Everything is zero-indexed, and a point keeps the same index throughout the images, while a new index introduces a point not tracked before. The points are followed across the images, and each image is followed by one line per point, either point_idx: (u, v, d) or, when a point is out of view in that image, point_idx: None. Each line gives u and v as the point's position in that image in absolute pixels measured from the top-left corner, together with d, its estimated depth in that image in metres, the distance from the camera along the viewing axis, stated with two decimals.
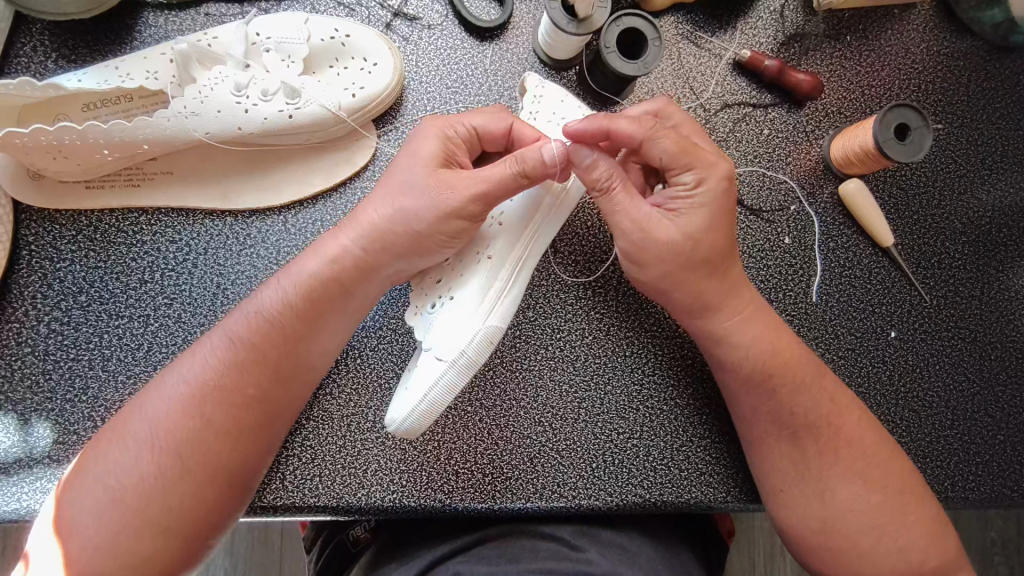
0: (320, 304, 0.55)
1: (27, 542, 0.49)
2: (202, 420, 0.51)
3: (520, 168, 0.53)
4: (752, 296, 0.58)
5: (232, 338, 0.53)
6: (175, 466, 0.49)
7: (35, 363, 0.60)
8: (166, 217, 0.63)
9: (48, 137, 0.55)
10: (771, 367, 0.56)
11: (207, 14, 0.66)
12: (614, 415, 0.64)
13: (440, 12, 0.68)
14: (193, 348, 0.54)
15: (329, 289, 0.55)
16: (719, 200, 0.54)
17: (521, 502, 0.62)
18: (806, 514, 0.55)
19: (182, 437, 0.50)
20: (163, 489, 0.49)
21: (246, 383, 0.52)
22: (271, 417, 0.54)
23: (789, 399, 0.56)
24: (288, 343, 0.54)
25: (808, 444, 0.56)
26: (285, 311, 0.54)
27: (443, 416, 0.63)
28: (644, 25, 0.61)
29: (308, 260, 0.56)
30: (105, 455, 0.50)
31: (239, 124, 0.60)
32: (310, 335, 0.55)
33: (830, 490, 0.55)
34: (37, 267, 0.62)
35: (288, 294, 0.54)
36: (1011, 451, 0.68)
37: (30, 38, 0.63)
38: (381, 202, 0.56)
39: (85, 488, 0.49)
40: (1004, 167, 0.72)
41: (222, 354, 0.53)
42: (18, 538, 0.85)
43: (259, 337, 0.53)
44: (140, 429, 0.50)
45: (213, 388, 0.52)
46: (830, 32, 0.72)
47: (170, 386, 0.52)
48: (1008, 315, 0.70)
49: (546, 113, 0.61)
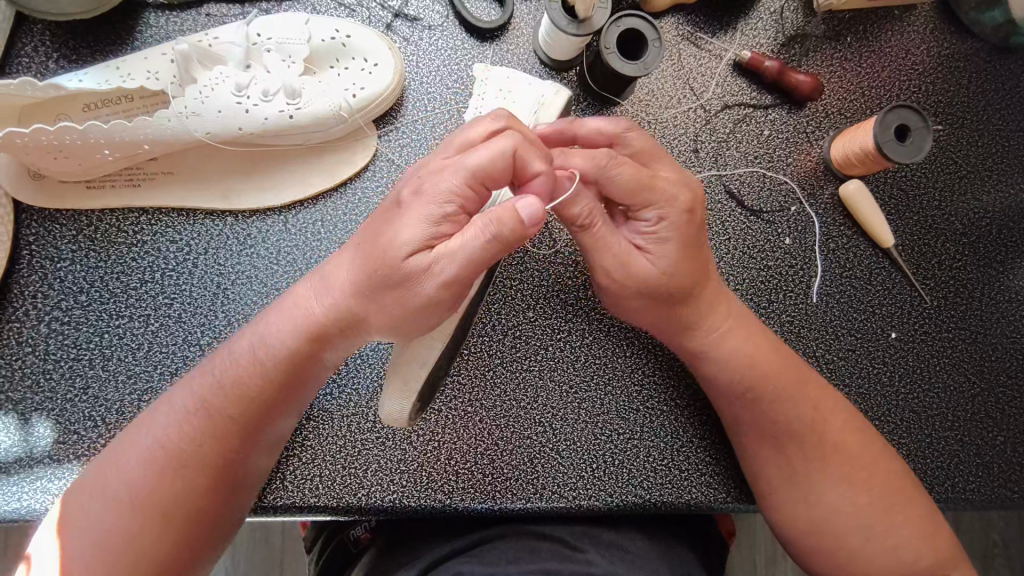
0: (294, 359, 0.52)
1: (31, 543, 0.49)
2: (179, 477, 0.50)
3: (496, 232, 0.47)
4: (728, 307, 0.58)
5: (205, 394, 0.51)
6: (154, 522, 0.49)
7: (35, 363, 0.60)
8: (166, 217, 0.63)
9: (48, 137, 0.55)
10: (751, 378, 0.56)
11: (208, 14, 0.66)
12: (614, 418, 0.64)
13: (441, 12, 0.68)
14: (164, 403, 0.52)
15: (303, 349, 0.52)
16: (685, 234, 0.54)
17: (521, 502, 0.62)
18: (802, 514, 0.55)
19: (160, 495, 0.49)
20: (146, 547, 0.48)
21: (222, 440, 0.51)
22: (248, 471, 0.53)
23: (780, 401, 0.56)
24: (261, 401, 0.52)
25: (798, 450, 0.56)
26: (263, 373, 0.52)
27: (443, 416, 0.63)
28: (644, 26, 0.61)
29: (282, 315, 0.53)
30: (84, 504, 0.49)
31: (241, 124, 0.60)
32: (284, 391, 0.52)
33: (824, 487, 0.55)
34: (38, 267, 0.62)
35: (260, 350, 0.52)
36: (1012, 453, 0.68)
37: (31, 38, 0.63)
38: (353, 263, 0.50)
39: (67, 534, 0.48)
40: (1004, 169, 0.72)
41: (199, 414, 0.51)
42: (18, 538, 0.85)
43: (235, 395, 0.51)
44: (114, 484, 0.49)
45: (189, 446, 0.50)
46: (830, 33, 0.72)
47: (146, 441, 0.50)
48: (1007, 316, 0.70)
49: (491, 92, 0.65)
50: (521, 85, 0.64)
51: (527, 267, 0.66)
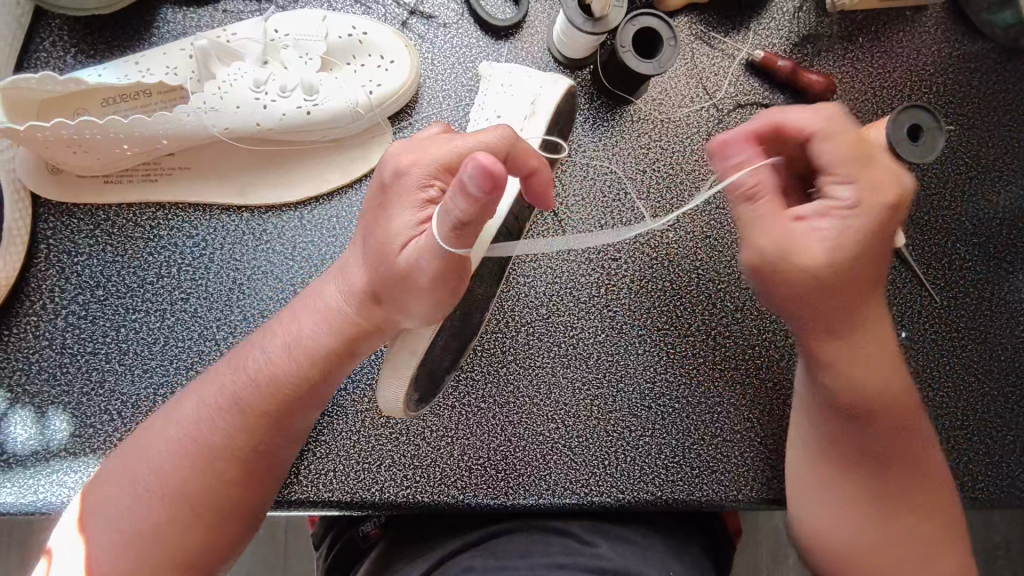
0: (322, 352, 0.51)
1: (52, 539, 0.50)
2: (207, 468, 0.50)
3: (450, 223, 0.41)
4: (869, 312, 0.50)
5: (232, 388, 0.51)
6: (183, 512, 0.49)
7: (52, 356, 0.61)
8: (182, 213, 0.64)
9: (68, 131, 0.55)
10: (875, 404, 0.50)
11: (224, 10, 0.66)
12: (626, 415, 0.65)
13: (456, 10, 0.69)
14: (191, 395, 0.52)
15: (331, 344, 0.51)
16: (876, 225, 0.46)
17: (534, 499, 0.62)
18: (861, 526, 0.50)
19: (190, 485, 0.49)
20: (174, 537, 0.48)
21: (249, 431, 0.51)
22: (275, 462, 0.53)
23: (879, 436, 0.51)
24: (285, 395, 0.51)
25: (892, 475, 0.51)
26: (288, 367, 0.51)
27: (455, 412, 0.63)
28: (658, 24, 0.61)
29: (307, 310, 0.52)
30: (110, 493, 0.49)
31: (258, 120, 0.60)
32: (312, 387, 0.52)
33: (892, 510, 0.50)
34: (55, 261, 0.62)
35: (287, 344, 0.51)
36: (1020, 453, 0.68)
37: (49, 33, 0.63)
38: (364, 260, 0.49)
39: (95, 525, 0.49)
40: (1014, 170, 0.72)
41: (227, 407, 0.51)
42: (27, 534, 0.85)
43: (259, 388, 0.51)
44: (144, 474, 0.49)
45: (219, 437, 0.50)
46: (843, 34, 0.72)
47: (175, 433, 0.51)
48: (1016, 316, 0.71)
49: (494, 89, 0.63)
50: (524, 81, 0.62)
51: (540, 264, 0.67)
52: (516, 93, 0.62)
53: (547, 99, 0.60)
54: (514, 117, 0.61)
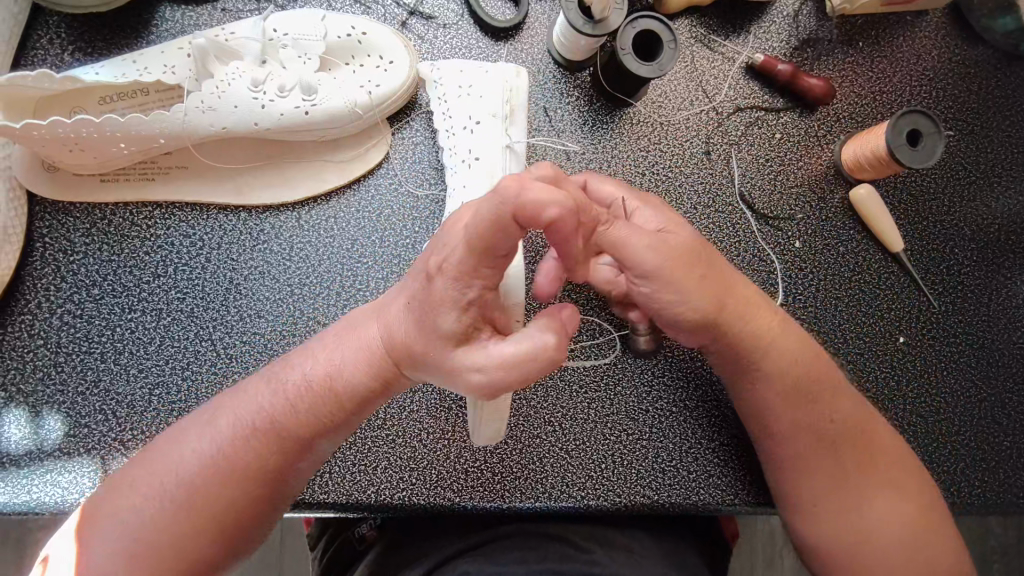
0: (355, 384, 0.49)
1: (49, 544, 0.50)
2: (232, 488, 0.49)
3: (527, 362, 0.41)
4: (768, 315, 0.56)
5: (270, 409, 0.50)
6: (200, 526, 0.48)
7: (47, 355, 0.60)
8: (180, 212, 0.63)
9: (64, 129, 0.55)
10: (800, 388, 0.56)
11: (223, 9, 0.66)
12: (624, 418, 0.64)
13: (455, 11, 0.68)
14: (224, 409, 0.51)
15: (364, 380, 0.49)
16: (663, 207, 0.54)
17: (531, 502, 0.62)
18: (836, 515, 0.55)
19: (216, 501, 0.49)
20: (187, 549, 0.48)
21: (278, 455, 0.50)
22: (298, 481, 0.52)
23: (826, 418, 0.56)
24: (324, 420, 0.50)
25: (848, 453, 0.56)
26: (323, 397, 0.50)
27: (452, 415, 0.63)
28: (660, 28, 0.61)
29: (343, 343, 0.51)
30: (121, 497, 0.49)
31: (255, 120, 0.60)
32: (343, 417, 0.51)
33: (865, 494, 0.55)
34: (50, 259, 0.62)
35: (330, 372, 0.50)
36: (1017, 458, 0.68)
37: (47, 30, 0.63)
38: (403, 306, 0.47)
39: (103, 528, 0.48)
40: (1013, 175, 0.72)
41: (255, 427, 0.50)
42: (20, 531, 0.85)
43: (299, 415, 0.50)
44: (168, 486, 0.49)
45: (246, 458, 0.49)
46: (843, 38, 0.72)
47: (201, 446, 0.50)
48: (1014, 322, 0.71)
49: (451, 91, 0.61)
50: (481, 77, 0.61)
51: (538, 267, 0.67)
52: (478, 94, 0.61)
53: (512, 94, 0.61)
54: (487, 118, 0.60)
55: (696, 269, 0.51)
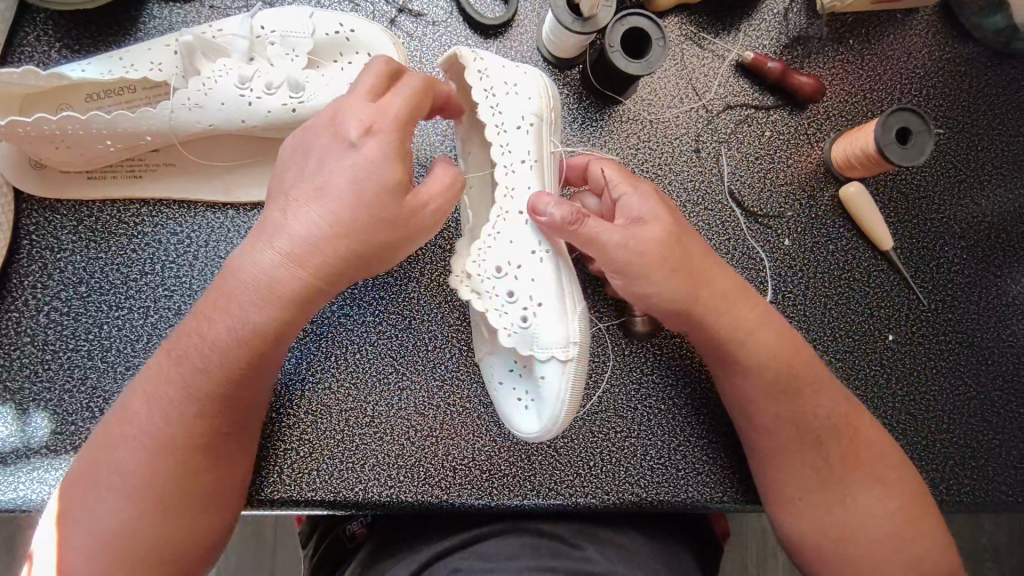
0: (264, 327, 0.49)
1: (33, 544, 0.49)
2: (176, 458, 0.49)
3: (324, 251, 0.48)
4: (749, 306, 0.57)
5: (186, 370, 0.50)
6: (156, 505, 0.48)
7: (34, 353, 0.60)
8: (168, 209, 0.63)
9: (50, 126, 0.55)
10: (784, 380, 0.56)
11: (211, 7, 0.66)
12: (612, 415, 0.64)
13: (445, 8, 0.68)
14: (140, 392, 0.51)
15: (273, 315, 0.49)
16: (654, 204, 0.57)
17: (518, 499, 0.62)
18: (820, 506, 0.55)
19: (156, 482, 0.48)
20: (150, 532, 0.48)
21: (206, 417, 0.50)
22: (242, 442, 0.53)
23: (805, 409, 0.56)
24: (229, 366, 0.49)
25: (831, 446, 0.56)
26: (231, 346, 0.49)
27: (440, 412, 0.63)
28: (648, 24, 0.61)
29: (242, 285, 0.49)
30: (85, 496, 0.49)
31: (242, 117, 0.60)
32: (256, 362, 0.50)
33: (848, 486, 0.55)
34: (37, 257, 0.62)
35: (220, 321, 0.49)
36: (1006, 456, 0.68)
37: (34, 28, 0.63)
38: (269, 244, 0.48)
39: (68, 528, 0.48)
40: (1004, 173, 0.72)
41: (177, 393, 0.50)
42: (12, 529, 0.85)
43: (209, 372, 0.49)
44: (108, 476, 0.49)
45: (176, 426, 0.49)
46: (833, 36, 0.72)
47: (136, 426, 0.50)
48: (1005, 320, 0.71)
49: (502, 86, 0.57)
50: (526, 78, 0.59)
51: None
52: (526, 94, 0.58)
53: (551, 96, 0.60)
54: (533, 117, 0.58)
55: (667, 265, 0.54)
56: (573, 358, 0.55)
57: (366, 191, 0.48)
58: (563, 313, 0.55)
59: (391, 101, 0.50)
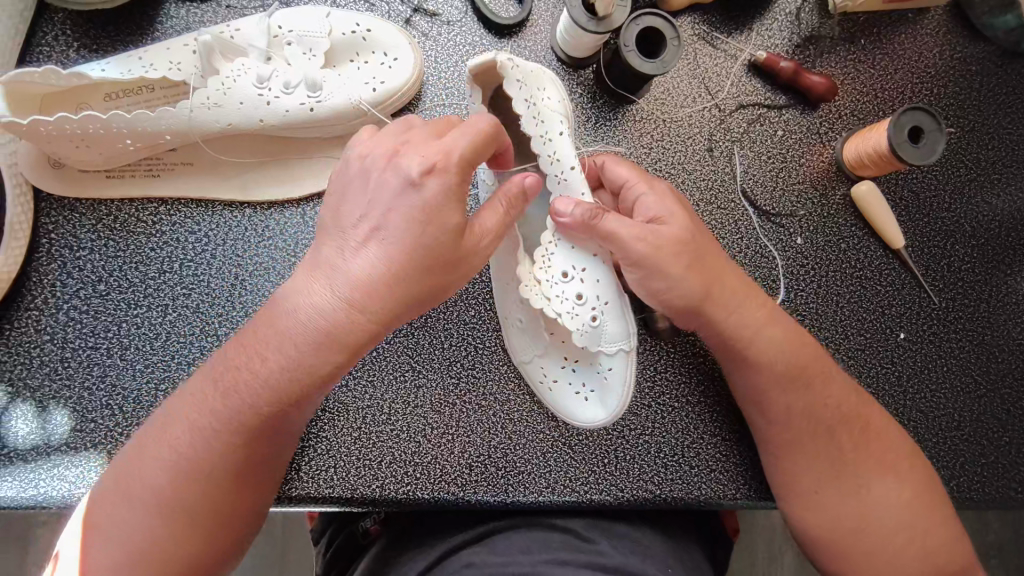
0: (315, 367, 0.49)
1: (59, 542, 0.50)
2: (208, 481, 0.49)
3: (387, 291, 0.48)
4: (755, 304, 0.57)
5: (227, 399, 0.50)
6: (186, 524, 0.49)
7: (53, 351, 0.61)
8: (185, 208, 0.64)
9: (71, 125, 0.55)
10: (796, 377, 0.56)
11: (228, 6, 0.66)
12: (626, 413, 0.65)
13: (459, 8, 0.69)
14: (178, 414, 0.50)
15: (323, 354, 0.49)
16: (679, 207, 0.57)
17: (534, 496, 0.62)
18: (832, 502, 0.56)
19: (193, 501, 0.49)
20: (176, 551, 0.48)
21: (243, 445, 0.50)
22: (271, 467, 0.53)
23: (817, 406, 0.56)
24: (277, 401, 0.49)
25: (841, 440, 0.56)
26: (279, 383, 0.49)
27: (456, 411, 0.64)
28: (662, 24, 0.61)
29: (292, 323, 0.49)
30: (111, 501, 0.49)
31: (261, 117, 0.60)
32: (301, 399, 0.50)
33: (862, 481, 0.56)
34: (56, 255, 0.62)
35: (270, 354, 0.49)
36: (1016, 453, 0.69)
37: (52, 27, 0.63)
38: (325, 281, 0.48)
39: (95, 538, 0.48)
40: (1013, 172, 0.73)
41: (218, 423, 0.49)
42: (25, 526, 0.86)
43: (255, 406, 0.49)
44: (140, 492, 0.49)
45: (211, 451, 0.49)
46: (845, 36, 0.72)
47: (169, 448, 0.49)
48: (1015, 318, 0.71)
49: (536, 92, 0.57)
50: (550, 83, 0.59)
51: None
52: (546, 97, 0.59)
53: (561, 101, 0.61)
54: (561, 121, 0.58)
55: (680, 261, 0.54)
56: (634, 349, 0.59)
57: (423, 236, 0.48)
58: (624, 310, 0.58)
59: (457, 145, 0.48)
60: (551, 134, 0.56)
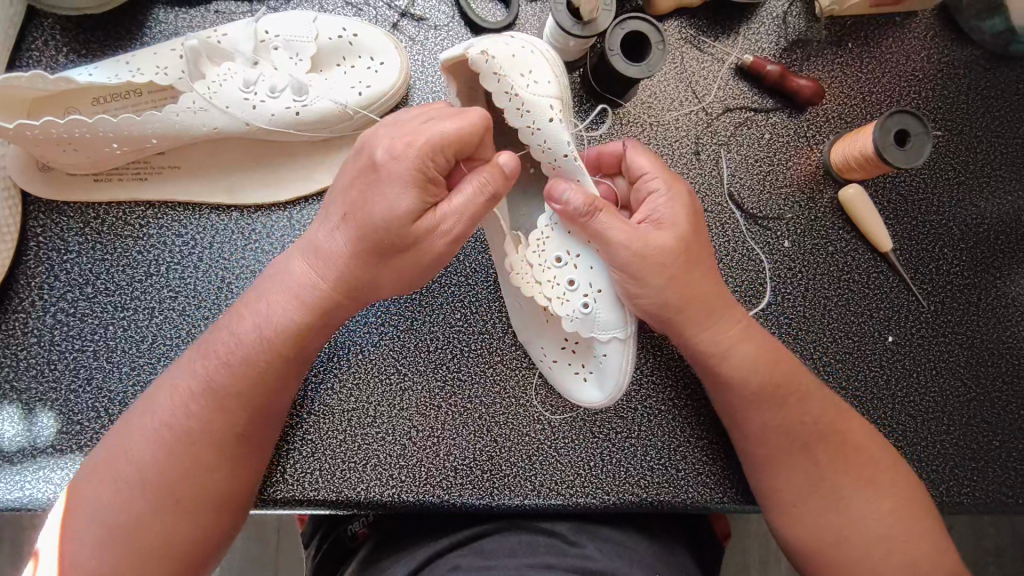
0: (294, 331, 0.52)
1: (38, 541, 0.50)
2: (191, 453, 0.50)
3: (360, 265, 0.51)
4: (732, 316, 0.57)
5: (213, 369, 0.52)
6: (168, 498, 0.49)
7: (40, 353, 0.61)
8: (173, 211, 0.64)
9: (58, 130, 0.56)
10: (778, 382, 0.56)
11: (216, 11, 0.66)
12: (613, 416, 0.65)
13: (446, 13, 0.69)
14: (166, 390, 0.52)
15: (303, 320, 0.52)
16: (688, 214, 0.57)
17: (518, 499, 0.62)
18: (814, 507, 0.55)
19: (176, 476, 0.50)
20: (157, 526, 0.49)
21: (226, 415, 0.51)
22: (256, 445, 0.54)
23: (795, 416, 0.56)
24: (258, 366, 0.52)
25: (819, 449, 0.56)
26: (260, 347, 0.52)
27: (441, 413, 0.64)
28: (648, 28, 0.61)
29: (275, 295, 0.52)
30: (92, 488, 0.50)
31: (247, 120, 0.61)
32: (285, 364, 0.53)
33: (841, 488, 0.56)
34: (44, 258, 0.62)
35: (252, 323, 0.52)
36: (1006, 457, 0.68)
37: (41, 32, 0.64)
38: (306, 259, 0.52)
39: (76, 518, 0.49)
40: (1002, 176, 0.73)
41: (202, 393, 0.51)
42: (17, 530, 0.86)
43: (240, 373, 0.51)
44: (126, 471, 0.50)
45: (196, 423, 0.51)
46: (832, 40, 0.72)
47: (154, 422, 0.51)
48: (1004, 322, 0.71)
49: (516, 79, 0.51)
50: (536, 61, 0.53)
51: None
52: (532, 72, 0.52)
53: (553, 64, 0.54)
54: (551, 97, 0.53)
55: (665, 270, 0.54)
56: (632, 336, 0.57)
57: (382, 221, 0.49)
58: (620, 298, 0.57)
59: (426, 135, 0.48)
60: (539, 124, 0.52)
